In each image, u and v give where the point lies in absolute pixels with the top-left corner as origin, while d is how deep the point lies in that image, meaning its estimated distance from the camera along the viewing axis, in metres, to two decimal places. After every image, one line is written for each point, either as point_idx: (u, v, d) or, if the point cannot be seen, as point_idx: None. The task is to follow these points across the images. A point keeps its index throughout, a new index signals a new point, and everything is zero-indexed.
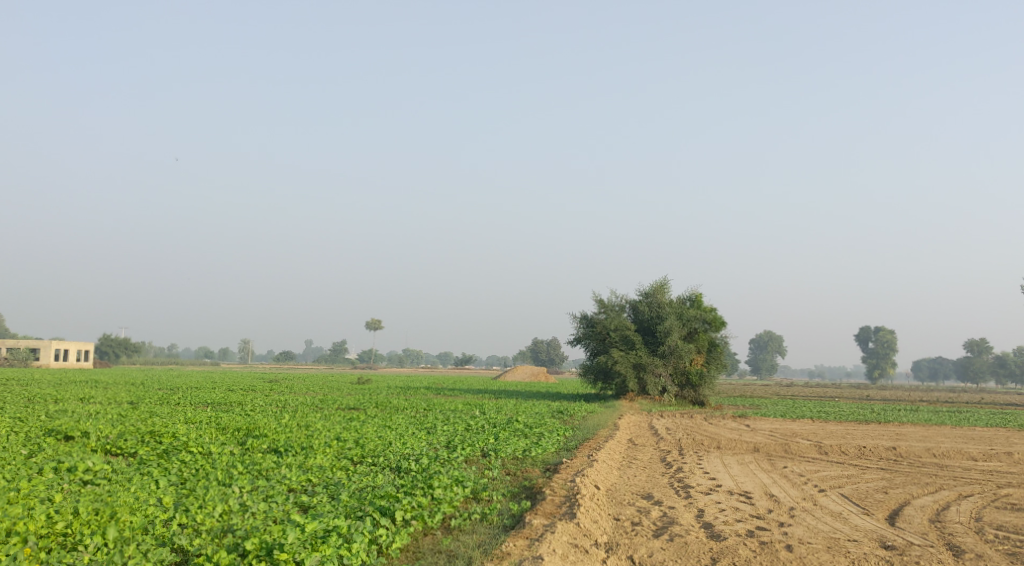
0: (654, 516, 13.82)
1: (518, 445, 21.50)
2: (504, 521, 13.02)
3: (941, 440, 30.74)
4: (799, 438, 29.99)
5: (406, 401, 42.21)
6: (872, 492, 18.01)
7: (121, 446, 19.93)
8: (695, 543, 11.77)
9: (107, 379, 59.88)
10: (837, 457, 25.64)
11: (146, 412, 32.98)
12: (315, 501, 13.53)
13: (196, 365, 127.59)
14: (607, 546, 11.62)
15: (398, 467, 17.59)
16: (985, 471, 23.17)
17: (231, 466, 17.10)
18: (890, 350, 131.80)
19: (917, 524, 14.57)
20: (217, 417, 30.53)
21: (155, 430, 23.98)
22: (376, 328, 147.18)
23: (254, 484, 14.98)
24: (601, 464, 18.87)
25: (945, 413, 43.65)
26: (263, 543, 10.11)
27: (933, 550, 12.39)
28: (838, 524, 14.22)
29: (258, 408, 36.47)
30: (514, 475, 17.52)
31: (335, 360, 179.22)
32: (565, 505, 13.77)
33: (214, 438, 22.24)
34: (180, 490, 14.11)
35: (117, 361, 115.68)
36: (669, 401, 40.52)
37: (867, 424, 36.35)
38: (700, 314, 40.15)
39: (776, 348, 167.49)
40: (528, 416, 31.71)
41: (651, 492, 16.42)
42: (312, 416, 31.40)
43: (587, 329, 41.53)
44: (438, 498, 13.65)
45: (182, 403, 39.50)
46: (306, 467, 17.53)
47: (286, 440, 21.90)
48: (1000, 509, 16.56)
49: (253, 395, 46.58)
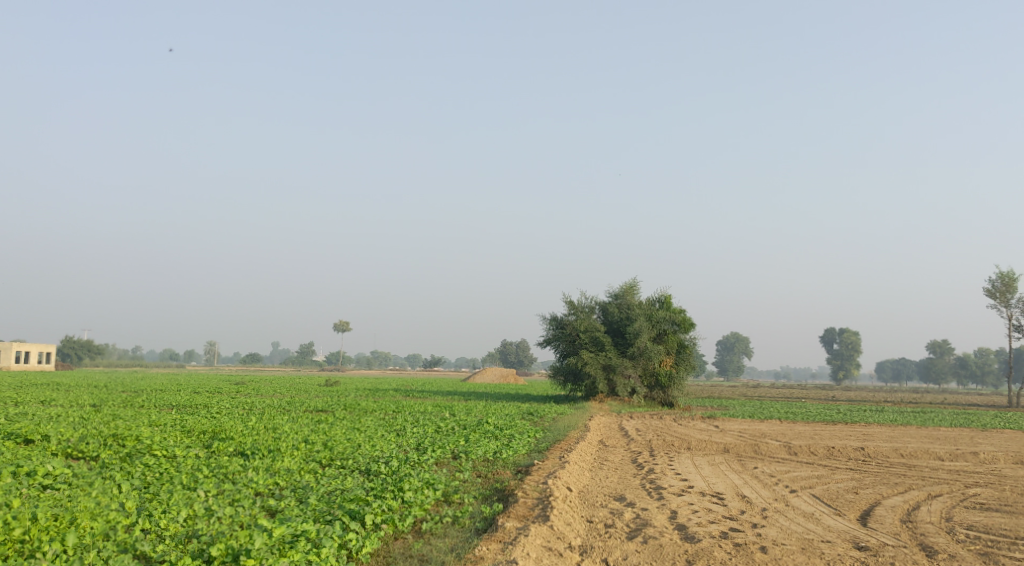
0: (628, 518, 13.71)
1: (488, 446, 21.34)
2: (476, 524, 12.81)
3: (907, 440, 31.01)
4: (768, 439, 30.11)
5: (374, 402, 41.85)
6: (842, 492, 18.03)
7: (83, 449, 19.46)
8: (670, 545, 11.65)
9: (68, 382, 58.95)
10: (806, 458, 25.75)
11: (108, 415, 32.43)
12: (283, 505, 13.24)
13: (161, 367, 126.05)
14: (581, 549, 11.45)
15: (367, 471, 17.34)
16: (952, 471, 23.32)
17: (196, 470, 16.75)
18: (855, 352, 133.28)
19: (888, 524, 14.57)
20: (182, 419, 29.96)
21: (117, 434, 23.47)
22: (344, 329, 146.23)
23: (220, 488, 14.65)
24: (573, 466, 18.71)
25: (910, 413, 44.08)
26: (229, 550, 9.84)
27: (907, 550, 12.34)
28: (812, 524, 14.18)
29: (223, 411, 35.91)
30: (485, 477, 17.33)
31: (302, 362, 177.88)
32: (538, 507, 13.60)
33: (178, 441, 21.82)
34: (143, 495, 13.77)
35: (80, 362, 114.02)
36: (639, 403, 40.54)
37: (835, 424, 36.58)
38: (669, 316, 40.25)
39: (744, 349, 168.64)
40: (498, 417, 31.58)
41: (624, 494, 16.30)
42: (279, 419, 30.99)
43: (557, 331, 41.44)
44: (409, 502, 13.43)
45: (146, 406, 38.95)
46: (274, 470, 17.23)
47: (252, 442, 21.58)
48: (969, 509, 16.62)
49: (219, 398, 45.84)
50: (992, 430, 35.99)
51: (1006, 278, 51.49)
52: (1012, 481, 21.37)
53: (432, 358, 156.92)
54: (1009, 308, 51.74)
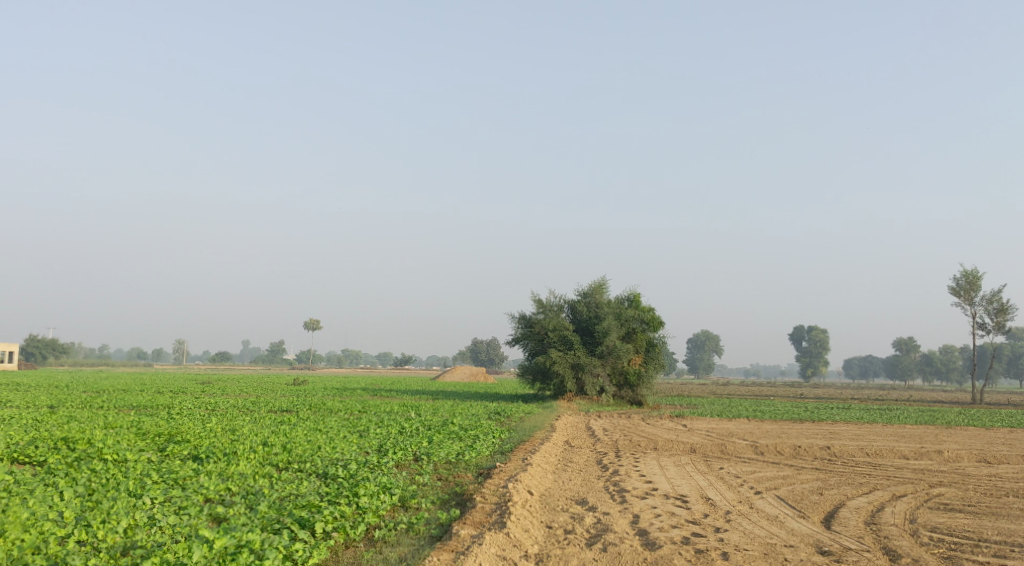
0: (588, 523, 13.37)
1: (452, 448, 20.93)
2: (431, 532, 12.41)
3: (872, 439, 30.96)
4: (735, 438, 29.91)
5: (341, 402, 41.27)
6: (807, 493, 17.81)
7: (30, 454, 18.88)
8: (629, 554, 11.28)
9: (29, 382, 57.88)
10: (772, 457, 25.55)
11: (64, 417, 31.66)
12: (230, 513, 12.77)
13: (127, 366, 124.47)
14: (537, 557, 11.06)
15: (324, 475, 16.86)
16: (918, 470, 23.18)
17: (145, 475, 16.24)
18: (823, 349, 134.23)
19: (852, 526, 14.33)
20: (139, 421, 29.21)
21: (69, 437, 22.82)
22: (313, 328, 144.99)
23: (167, 495, 14.20)
24: (536, 468, 18.35)
25: (876, 410, 44.19)
26: None
27: (870, 555, 12.01)
28: (775, 528, 13.89)
29: (184, 411, 35.19)
30: (446, 480, 16.95)
31: (272, 361, 176.30)
32: (496, 513, 13.20)
33: (132, 444, 21.24)
34: (85, 503, 13.29)
35: (44, 362, 112.22)
36: (607, 402, 40.32)
37: (802, 423, 36.52)
38: (638, 315, 40.07)
39: (713, 347, 169.04)
40: (464, 418, 31.18)
41: (586, 498, 15.95)
42: (240, 420, 30.38)
43: (525, 330, 41.08)
44: (363, 508, 13.01)
45: (105, 406, 38.18)
46: (227, 475, 16.73)
47: (209, 445, 21.04)
48: (934, 510, 16.44)
49: (182, 398, 45.02)
50: (957, 427, 36.09)
51: (970, 276, 51.89)
52: (977, 480, 21.26)
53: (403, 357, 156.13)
54: (973, 306, 52.10)
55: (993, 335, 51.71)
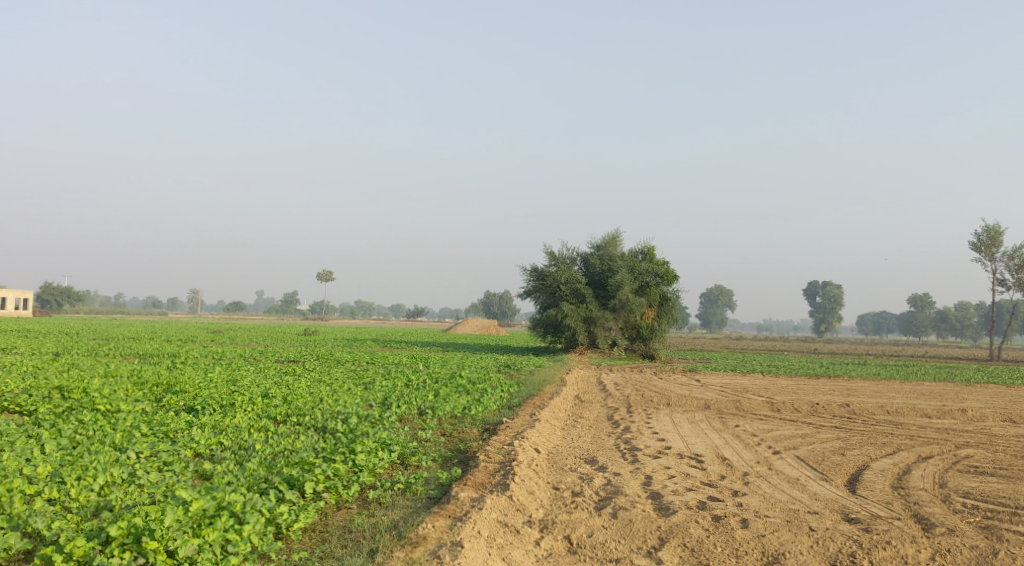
0: (597, 484, 12.56)
1: (458, 401, 20.17)
2: (430, 493, 11.58)
3: (891, 396, 30.09)
4: (751, 394, 29.05)
5: (348, 353, 40.74)
6: (828, 454, 16.92)
7: (20, 403, 18.23)
8: (642, 521, 10.39)
9: (39, 329, 57.66)
10: (789, 415, 24.65)
11: (66, 365, 31.21)
12: (217, 469, 11.99)
13: (143, 315, 124.12)
14: (541, 524, 10.23)
15: (323, 429, 16.05)
16: (942, 430, 22.25)
17: (134, 427, 15.51)
18: (836, 305, 132.71)
19: (879, 491, 13.42)
20: (140, 370, 28.62)
21: (64, 385, 22.14)
22: (326, 279, 144.34)
23: (154, 450, 13.46)
24: (544, 425, 17.51)
25: (894, 366, 43.34)
26: (131, 529, 8.46)
27: (901, 524, 11.11)
28: (796, 492, 13.04)
29: (189, 360, 34.64)
30: (449, 436, 16.17)
31: (286, 312, 175.96)
32: (499, 473, 12.38)
33: (128, 395, 20.61)
34: (65, 458, 12.54)
35: (59, 310, 112.01)
36: (619, 355, 39.60)
37: (818, 378, 35.67)
38: (652, 268, 38.79)
39: (726, 302, 167.30)
40: (473, 370, 30.43)
41: (596, 456, 15.13)
42: (244, 369, 29.81)
43: (537, 282, 40.14)
44: (358, 466, 12.23)
45: (110, 355, 37.72)
46: (221, 428, 15.97)
47: (206, 396, 20.31)
48: (963, 473, 15.56)
49: (189, 347, 44.53)
50: (977, 384, 35.16)
51: (992, 231, 50.51)
52: (1004, 441, 20.33)
53: (415, 309, 155.36)
54: (993, 262, 50.82)
55: (1013, 291, 50.58)
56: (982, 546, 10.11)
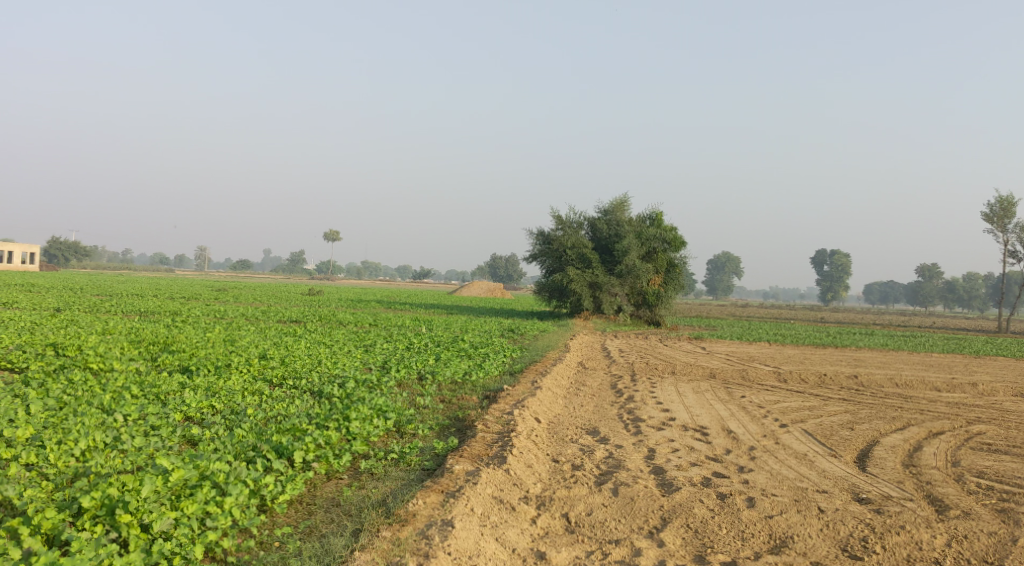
0: (599, 458, 12.10)
1: (459, 366, 19.76)
2: (424, 464, 11.17)
3: (900, 367, 29.62)
4: (757, 363, 28.62)
5: (350, 314, 40.33)
6: (837, 428, 16.42)
7: (13, 359, 17.86)
8: (644, 500, 9.93)
9: (44, 283, 57.43)
10: (797, 386, 24.20)
11: (66, 320, 30.89)
12: (205, 435, 11.59)
13: (150, 272, 124.21)
14: (539, 500, 9.80)
15: (318, 393, 15.63)
16: (952, 404, 21.74)
17: (124, 388, 15.10)
18: (844, 274, 131.92)
19: (890, 469, 12.94)
20: (139, 328, 28.28)
21: (61, 342, 21.79)
22: (333, 239, 144.04)
23: (143, 412, 13.08)
24: (546, 393, 17.07)
25: (902, 337, 42.77)
26: (104, 500, 8.04)
27: (913, 506, 10.65)
28: (804, 469, 12.58)
29: (190, 318, 34.31)
30: (449, 403, 15.76)
31: (293, 271, 175.44)
32: (496, 445, 11.92)
33: (123, 353, 20.29)
34: (50, 419, 12.16)
35: (66, 264, 111.80)
36: (625, 321, 39.09)
37: (825, 348, 35.17)
38: (660, 234, 38.18)
39: (734, 269, 166.31)
40: (475, 334, 30.05)
41: (598, 427, 14.67)
42: (245, 329, 29.46)
43: (543, 246, 39.63)
44: (352, 433, 11.80)
45: (111, 311, 37.44)
46: (215, 390, 15.57)
47: (202, 356, 19.91)
48: (976, 451, 15.07)
49: (191, 304, 44.25)
50: (985, 357, 34.66)
51: (1005, 202, 49.67)
52: (1016, 418, 19.86)
53: (421, 268, 155.11)
54: (1005, 235, 50.05)
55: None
56: (1000, 533, 9.63)
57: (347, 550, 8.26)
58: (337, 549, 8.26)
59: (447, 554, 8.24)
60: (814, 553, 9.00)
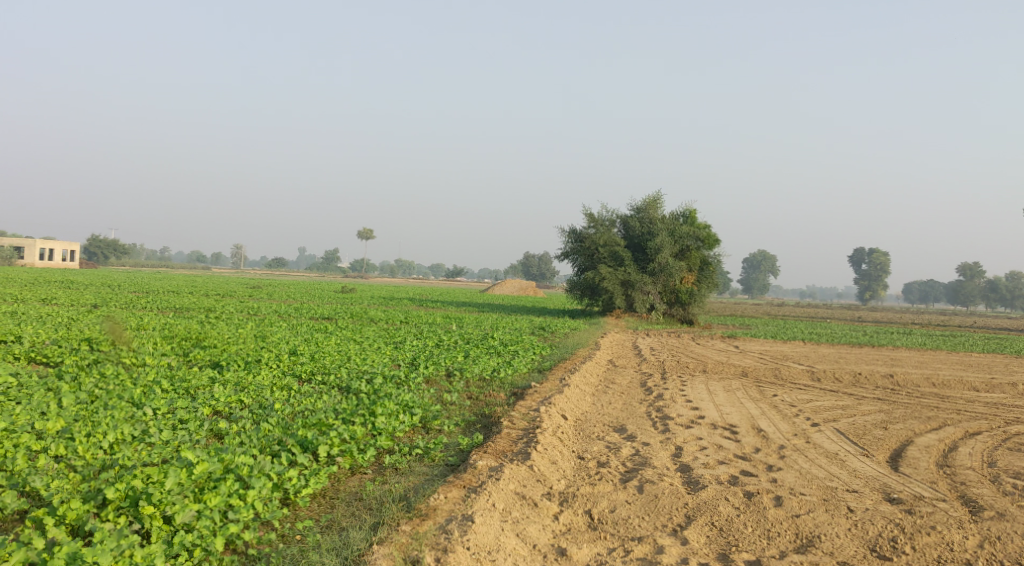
0: (625, 455, 12.01)
1: (488, 363, 19.74)
2: (448, 460, 11.15)
3: (937, 367, 29.14)
4: (791, 362, 28.31)
5: (383, 311, 40.44)
6: (870, 428, 16.17)
7: (48, 354, 18.11)
8: (668, 497, 9.83)
9: (83, 280, 58.19)
10: (831, 385, 23.88)
11: (102, 316, 31.29)
12: (232, 429, 11.65)
13: (187, 269, 125.57)
14: (562, 497, 9.74)
15: (346, 389, 15.66)
16: (990, 404, 21.32)
17: (155, 382, 15.25)
18: (883, 273, 130.24)
19: (924, 469, 12.70)
20: (174, 324, 28.57)
21: (96, 337, 22.05)
22: (367, 238, 144.77)
23: (172, 406, 13.19)
24: (574, 390, 16.99)
25: (941, 336, 42.10)
26: (129, 492, 8.12)
27: (946, 506, 10.45)
28: (834, 468, 12.39)
29: (224, 315, 34.61)
30: (476, 400, 15.73)
31: (327, 269, 176.55)
32: (522, 441, 11.87)
33: (157, 349, 20.52)
34: (81, 412, 12.31)
35: (105, 262, 113.34)
36: (657, 320, 38.83)
37: (861, 347, 34.71)
38: (694, 232, 37.88)
39: (770, 268, 164.85)
40: (505, 332, 30.02)
41: (626, 425, 14.56)
42: (277, 326, 29.64)
43: (575, 244, 39.50)
44: (377, 429, 11.81)
45: (147, 307, 37.87)
46: (244, 385, 15.67)
47: (233, 352, 20.06)
48: (1013, 451, 14.75)
49: (226, 301, 44.64)
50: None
51: None
52: None
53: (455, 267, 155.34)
54: None
55: None
56: None
57: (366, 544, 8.27)
58: (356, 543, 8.26)
59: (466, 549, 8.21)
60: (841, 553, 8.85)
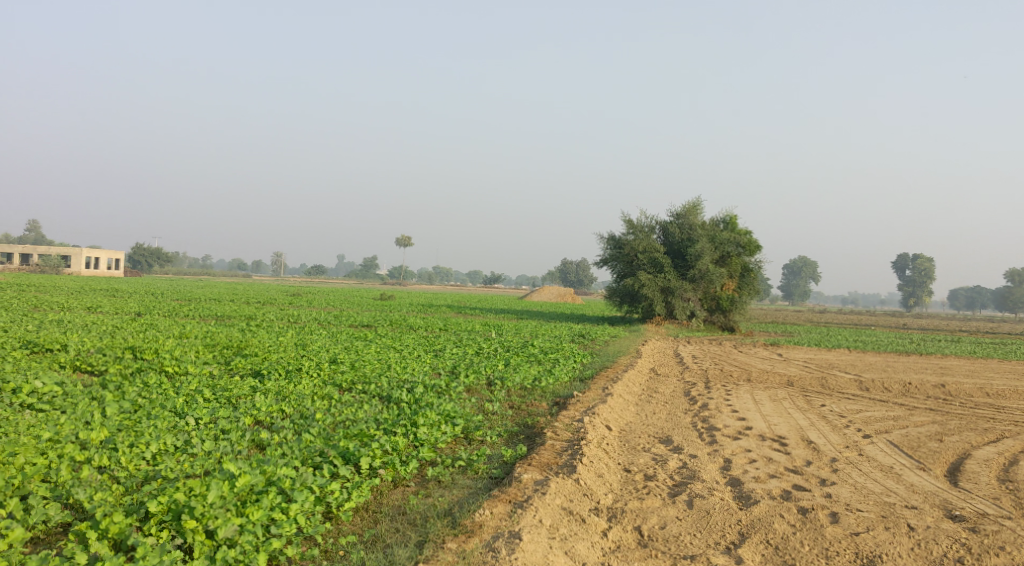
0: (672, 468, 11.73)
1: (528, 372, 19.51)
2: (492, 472, 10.94)
3: (990, 376, 28.40)
4: (837, 371, 27.73)
5: (421, 319, 40.39)
6: (924, 440, 15.70)
7: (91, 363, 18.20)
8: (720, 513, 9.54)
9: (127, 289, 58.77)
10: (880, 394, 23.31)
11: (145, 324, 31.52)
12: (274, 440, 11.54)
13: (228, 277, 126.78)
14: (610, 512, 9.50)
15: (387, 399, 15.51)
16: None
17: (197, 391, 15.22)
18: (928, 279, 128.08)
19: (985, 485, 12.26)
20: (216, 332, 28.72)
21: (139, 345, 22.17)
22: (406, 245, 145.35)
23: (214, 416, 13.13)
24: (617, 400, 16.70)
25: (991, 344, 41.10)
26: (171, 506, 8.03)
27: (1012, 524, 10.04)
28: (891, 483, 11.99)
29: (265, 323, 34.76)
30: (518, 410, 15.50)
31: (367, 276, 177.46)
32: (566, 453, 11.64)
33: (199, 357, 20.57)
34: (125, 422, 12.27)
35: (149, 270, 114.85)
36: (698, 327, 38.35)
37: (908, 355, 33.96)
38: (735, 238, 37.38)
39: (812, 273, 162.81)
40: (545, 339, 29.77)
41: (671, 436, 14.25)
42: (317, 334, 29.68)
43: (614, 251, 39.17)
44: (419, 439, 11.63)
45: (189, 315, 38.17)
46: (285, 395, 15.60)
47: (275, 361, 20.05)
48: None
49: (266, 309, 44.91)
50: None
51: None
52: None
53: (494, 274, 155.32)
54: None
55: None
56: None
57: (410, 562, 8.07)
58: (401, 561, 8.08)
59: None
60: None
